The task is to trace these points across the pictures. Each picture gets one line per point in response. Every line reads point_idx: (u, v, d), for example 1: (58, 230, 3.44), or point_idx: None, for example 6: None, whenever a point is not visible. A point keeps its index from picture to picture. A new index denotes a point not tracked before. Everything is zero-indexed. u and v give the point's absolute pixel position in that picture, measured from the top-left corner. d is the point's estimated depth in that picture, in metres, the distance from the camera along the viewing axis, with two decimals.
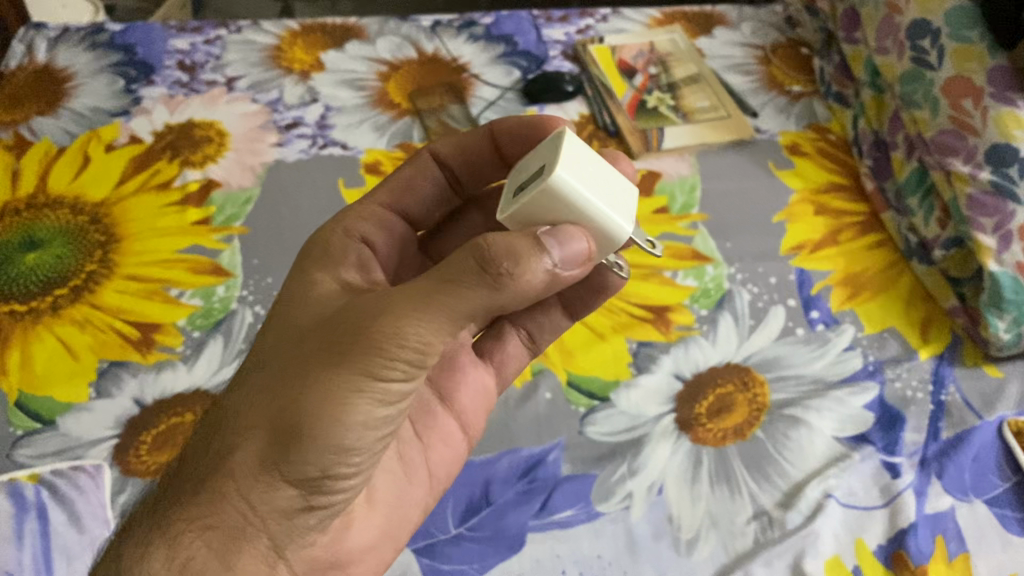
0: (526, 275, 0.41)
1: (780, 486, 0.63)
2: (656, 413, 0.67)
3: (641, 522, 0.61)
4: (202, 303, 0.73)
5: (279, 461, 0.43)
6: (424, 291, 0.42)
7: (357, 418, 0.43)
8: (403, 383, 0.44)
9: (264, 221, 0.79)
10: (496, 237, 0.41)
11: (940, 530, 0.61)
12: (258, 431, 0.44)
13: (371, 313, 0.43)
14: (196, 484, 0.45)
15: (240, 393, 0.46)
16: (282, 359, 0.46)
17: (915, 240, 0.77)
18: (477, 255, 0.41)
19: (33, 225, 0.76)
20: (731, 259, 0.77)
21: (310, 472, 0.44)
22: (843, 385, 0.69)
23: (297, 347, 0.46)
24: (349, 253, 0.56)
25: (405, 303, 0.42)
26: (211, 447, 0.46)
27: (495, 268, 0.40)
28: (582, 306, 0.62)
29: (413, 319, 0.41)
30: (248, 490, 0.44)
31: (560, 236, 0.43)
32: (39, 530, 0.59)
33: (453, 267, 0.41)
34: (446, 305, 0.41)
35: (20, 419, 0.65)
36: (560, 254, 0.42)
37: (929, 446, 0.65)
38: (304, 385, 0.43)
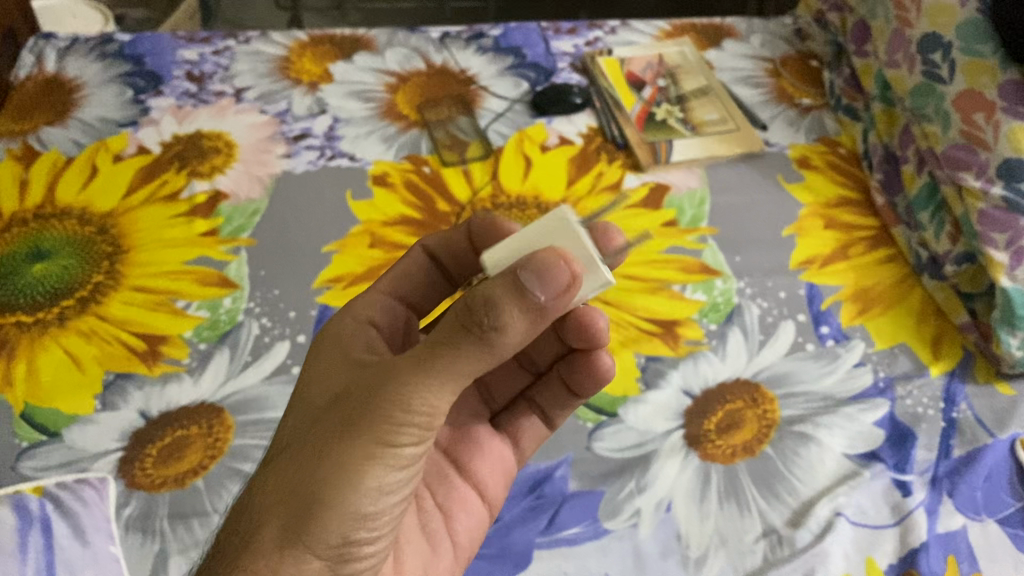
0: (511, 327, 0.42)
1: (789, 504, 0.63)
2: (664, 429, 0.66)
3: (649, 540, 0.61)
4: (208, 315, 0.72)
5: (301, 533, 0.43)
6: (420, 357, 0.44)
7: (374, 484, 0.44)
8: (413, 449, 0.45)
9: (272, 233, 0.79)
10: (478, 292, 0.42)
11: (953, 550, 0.60)
12: (279, 505, 0.43)
13: (377, 385, 0.44)
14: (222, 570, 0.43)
15: (257, 476, 0.46)
16: (293, 439, 0.46)
17: (926, 255, 0.76)
18: (463, 317, 0.42)
19: (42, 236, 0.76)
20: (741, 274, 0.77)
21: (331, 542, 0.43)
22: (854, 401, 0.68)
23: (307, 426, 0.47)
24: (357, 333, 0.55)
25: (409, 369, 0.43)
26: (234, 530, 0.44)
27: (479, 325, 0.42)
28: (584, 384, 0.61)
29: (419, 383, 0.43)
30: (275, 565, 0.42)
31: (539, 269, 0.42)
32: (43, 544, 0.57)
33: (442, 331, 0.43)
34: (446, 365, 0.43)
35: (26, 430, 0.65)
36: (546, 290, 0.41)
37: (941, 464, 0.65)
38: (319, 458, 0.44)
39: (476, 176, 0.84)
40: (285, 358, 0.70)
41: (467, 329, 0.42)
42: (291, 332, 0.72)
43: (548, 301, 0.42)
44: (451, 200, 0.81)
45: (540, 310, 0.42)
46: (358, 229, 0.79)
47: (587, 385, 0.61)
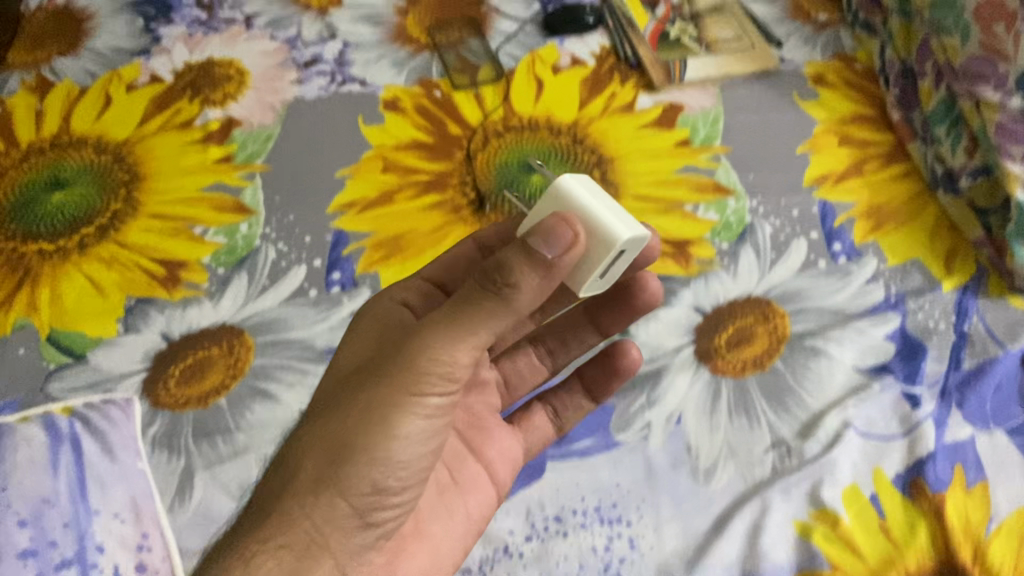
0: (524, 286, 0.42)
1: (799, 416, 0.64)
2: (675, 345, 0.68)
3: (660, 451, 0.63)
4: (225, 240, 0.73)
5: (339, 476, 0.45)
6: (444, 316, 0.45)
7: (401, 432, 0.45)
8: (439, 400, 0.46)
9: (286, 159, 0.79)
10: (494, 257, 0.43)
11: (960, 459, 0.61)
12: (321, 450, 0.45)
13: (406, 342, 0.46)
14: (262, 512, 0.45)
15: (297, 429, 0.48)
16: (330, 395, 0.48)
17: (942, 170, 0.75)
18: (480, 277, 0.43)
19: (60, 165, 0.78)
20: (754, 192, 0.76)
21: (363, 488, 0.45)
22: (865, 316, 0.68)
23: (346, 383, 0.48)
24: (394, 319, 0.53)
25: (432, 328, 0.45)
26: (274, 478, 0.46)
27: (495, 284, 0.43)
28: (601, 386, 0.63)
29: (444, 340, 0.44)
30: (312, 509, 0.44)
31: (545, 228, 0.43)
32: (73, 460, 0.59)
33: (463, 296, 0.44)
34: (465, 322, 0.44)
35: (52, 353, 0.68)
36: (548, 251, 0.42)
37: (951, 376, 0.65)
38: (352, 409, 0.45)
39: (488, 99, 0.83)
40: (302, 281, 0.71)
41: (485, 288, 0.43)
42: (307, 256, 0.72)
43: (555, 259, 0.42)
44: (462, 122, 0.81)
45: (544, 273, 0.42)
46: (370, 153, 0.79)
47: (612, 378, 0.62)
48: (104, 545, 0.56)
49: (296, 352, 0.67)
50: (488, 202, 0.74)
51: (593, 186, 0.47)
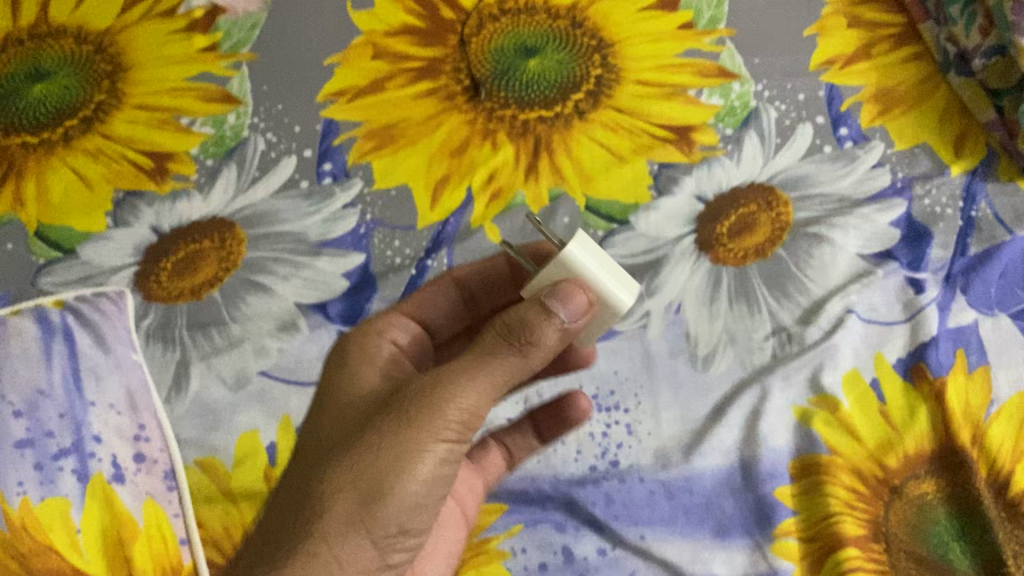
0: (547, 342, 0.41)
1: (800, 303, 0.63)
2: (676, 235, 0.66)
3: (658, 340, 0.62)
4: (213, 131, 0.72)
5: (366, 519, 0.39)
6: (466, 362, 0.41)
7: (425, 475, 0.40)
8: (459, 444, 0.41)
9: (272, 47, 0.76)
10: (512, 311, 0.41)
11: (962, 343, 0.60)
12: (345, 493, 0.39)
13: (422, 383, 0.41)
14: (276, 556, 0.39)
15: (301, 471, 0.41)
16: (331, 438, 0.42)
17: (954, 51, 0.72)
18: (499, 330, 0.41)
19: (39, 56, 0.75)
20: (759, 76, 0.74)
21: (390, 529, 0.40)
22: (870, 201, 0.67)
23: (347, 426, 0.42)
24: (384, 354, 0.48)
25: (456, 372, 0.41)
26: (284, 522, 0.39)
27: (518, 338, 0.41)
28: (551, 429, 0.57)
29: (469, 383, 0.40)
30: (338, 547, 0.39)
31: (561, 291, 0.40)
32: (67, 352, 0.61)
33: (482, 345, 0.41)
34: (488, 371, 0.41)
35: (42, 248, 0.67)
36: (566, 311, 0.40)
37: (956, 261, 0.64)
38: (375, 449, 0.39)
39: None
40: (293, 172, 0.69)
41: (503, 341, 0.41)
42: (297, 147, 0.70)
43: (575, 323, 0.40)
44: (456, 7, 0.76)
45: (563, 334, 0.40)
46: (360, 40, 0.76)
47: (560, 427, 0.57)
48: (101, 435, 0.58)
49: (290, 245, 0.66)
50: (483, 88, 0.72)
51: (591, 242, 0.43)
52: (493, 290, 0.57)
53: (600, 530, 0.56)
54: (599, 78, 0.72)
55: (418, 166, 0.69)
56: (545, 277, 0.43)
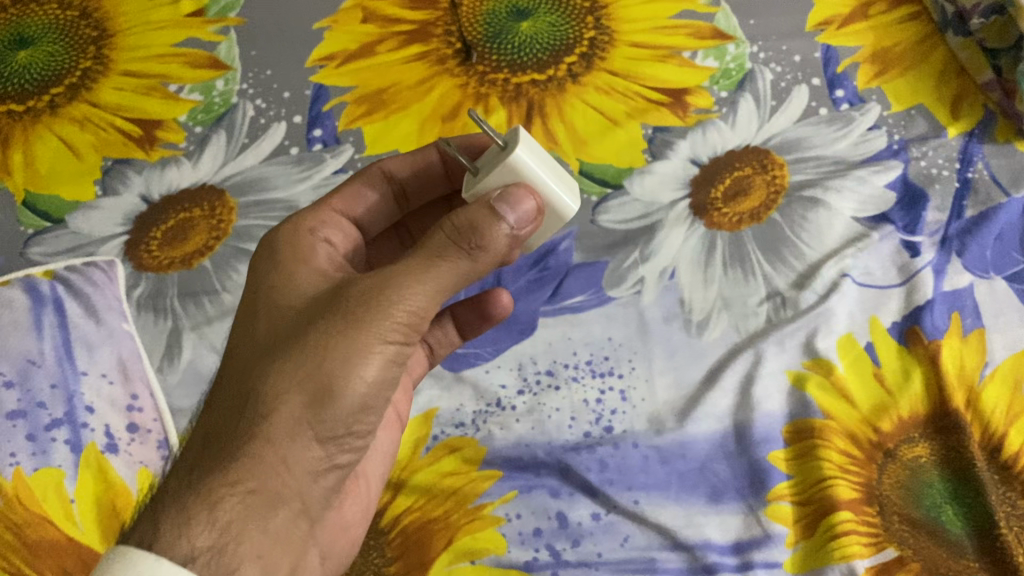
0: (496, 246, 0.42)
1: (795, 267, 0.62)
2: (670, 200, 0.66)
3: (652, 306, 0.62)
4: (202, 98, 0.71)
5: (313, 419, 0.41)
6: (412, 265, 0.42)
7: (371, 377, 0.42)
8: (404, 347, 0.43)
9: (260, 12, 0.75)
10: (462, 214, 0.42)
11: (957, 306, 0.60)
12: (291, 394, 0.40)
13: (367, 286, 0.42)
14: (225, 450, 0.40)
15: (245, 373, 0.42)
16: (274, 339, 0.42)
17: (952, 11, 0.70)
18: (448, 232, 0.42)
19: (24, 22, 0.74)
20: (755, 38, 0.73)
21: (336, 428, 0.42)
22: (867, 164, 0.66)
23: (289, 327, 0.42)
24: (318, 254, 0.48)
25: (402, 276, 0.41)
26: (232, 419, 0.41)
27: (468, 243, 0.41)
28: (473, 327, 0.59)
29: (415, 286, 0.41)
30: (287, 447, 0.40)
31: (510, 197, 0.42)
32: (57, 322, 0.60)
33: (428, 246, 0.42)
34: (435, 275, 0.41)
35: (30, 219, 0.66)
36: (515, 216, 0.42)
37: (952, 224, 0.63)
38: (321, 351, 0.40)
39: None
40: (284, 139, 0.68)
41: (450, 244, 0.41)
42: (287, 113, 0.69)
43: (522, 229, 0.42)
44: None
45: (513, 238, 0.42)
46: (350, 4, 0.74)
47: (483, 323, 0.59)
48: (94, 405, 0.58)
49: (281, 213, 0.65)
50: (474, 52, 0.71)
51: (534, 144, 0.44)
52: (424, 186, 0.56)
53: (594, 495, 0.56)
54: (592, 40, 0.71)
55: (409, 131, 0.68)
56: (490, 182, 0.44)
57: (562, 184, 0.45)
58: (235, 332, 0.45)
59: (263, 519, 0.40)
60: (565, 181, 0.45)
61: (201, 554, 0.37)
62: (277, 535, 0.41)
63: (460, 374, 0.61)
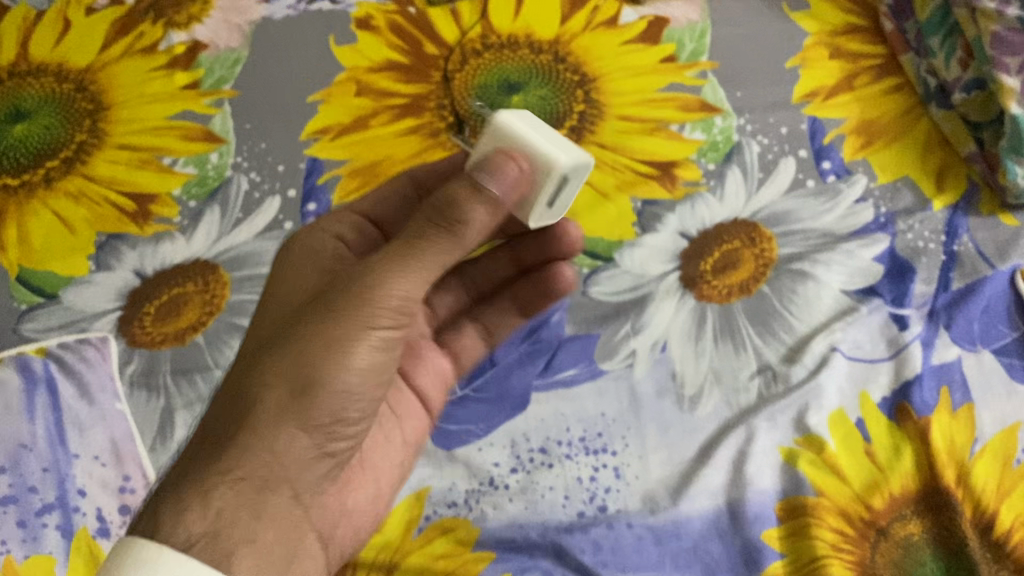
0: (476, 221, 0.44)
1: (785, 341, 0.63)
2: (660, 272, 0.66)
3: (644, 380, 0.63)
4: (195, 171, 0.71)
5: (298, 408, 0.43)
6: (396, 250, 0.44)
7: (358, 362, 0.44)
8: (392, 332, 0.45)
9: (256, 85, 0.76)
10: (442, 193, 0.44)
11: (946, 381, 0.60)
12: (278, 382, 0.42)
13: (355, 274, 0.45)
14: (216, 440, 0.42)
15: (241, 367, 0.44)
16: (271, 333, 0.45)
17: (934, 84, 0.72)
18: (429, 213, 0.44)
19: (19, 95, 0.74)
20: (741, 110, 0.74)
21: (323, 417, 0.44)
22: (854, 237, 0.67)
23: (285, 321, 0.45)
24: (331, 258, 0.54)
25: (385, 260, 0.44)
26: (226, 411, 0.43)
27: (447, 219, 0.44)
28: (536, 305, 0.64)
29: (397, 271, 0.44)
30: (272, 439, 0.42)
31: (490, 163, 0.44)
32: (50, 403, 0.61)
33: (410, 231, 0.45)
34: (417, 256, 0.44)
35: (23, 294, 0.66)
36: (494, 180, 0.44)
37: (939, 297, 0.64)
38: (306, 338, 0.43)
39: (464, 16, 0.78)
40: (277, 213, 0.69)
41: (433, 222, 0.44)
42: (281, 186, 0.70)
43: (503, 195, 0.44)
44: (438, 42, 0.76)
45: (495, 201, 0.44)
46: (343, 77, 0.75)
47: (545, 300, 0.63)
48: (86, 488, 0.58)
49: None
50: (466, 126, 0.72)
51: (531, 120, 0.47)
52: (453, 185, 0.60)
53: None
54: (582, 114, 0.73)
55: None
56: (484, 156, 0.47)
57: (556, 145, 0.45)
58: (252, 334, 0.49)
59: (255, 505, 0.42)
60: (564, 146, 0.46)
61: (196, 541, 0.39)
62: (271, 524, 0.42)
63: (454, 452, 0.61)
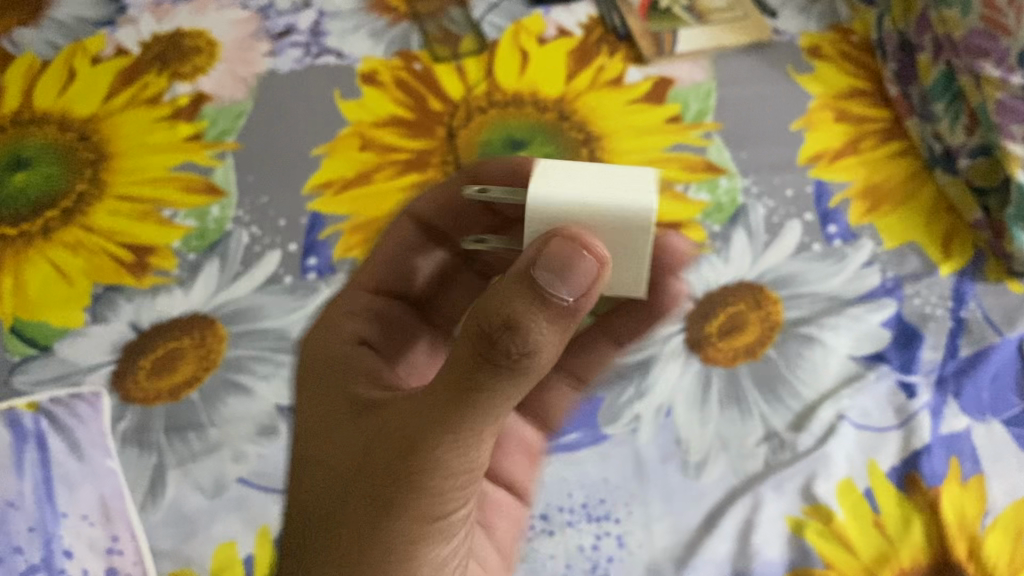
0: (540, 348, 0.35)
1: (792, 407, 0.62)
2: (665, 332, 0.65)
3: (649, 446, 0.61)
4: (196, 224, 0.71)
5: None
6: (442, 414, 0.36)
7: (421, 560, 0.38)
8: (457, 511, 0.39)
9: (259, 136, 0.75)
10: (493, 312, 0.35)
11: (956, 450, 0.59)
12: None
13: (397, 447, 0.37)
14: None
15: (290, 521, 0.41)
16: (319, 512, 0.39)
17: (939, 148, 0.72)
18: (477, 346, 0.35)
19: (21, 143, 0.74)
20: (746, 170, 0.73)
21: None
22: (860, 302, 0.66)
23: (327, 499, 0.39)
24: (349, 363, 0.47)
25: (430, 428, 0.36)
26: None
27: (506, 355, 0.35)
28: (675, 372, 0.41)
29: (452, 444, 0.36)
30: None
31: (554, 260, 0.35)
32: (39, 459, 0.59)
33: (454, 381, 0.36)
34: (470, 417, 0.36)
35: (17, 345, 0.65)
36: (567, 287, 0.35)
37: (947, 364, 0.63)
38: (359, 548, 0.37)
39: (470, 72, 0.78)
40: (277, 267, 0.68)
41: (491, 360, 0.35)
42: (281, 241, 0.69)
43: (574, 301, 0.35)
44: (444, 98, 0.76)
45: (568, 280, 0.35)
46: (347, 130, 0.75)
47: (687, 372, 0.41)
48: (72, 548, 0.56)
49: (271, 342, 0.64)
50: None
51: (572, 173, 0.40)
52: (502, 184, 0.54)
53: None
54: None
55: None
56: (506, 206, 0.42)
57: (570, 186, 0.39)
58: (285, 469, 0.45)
59: None
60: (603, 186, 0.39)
61: None
62: None
63: None
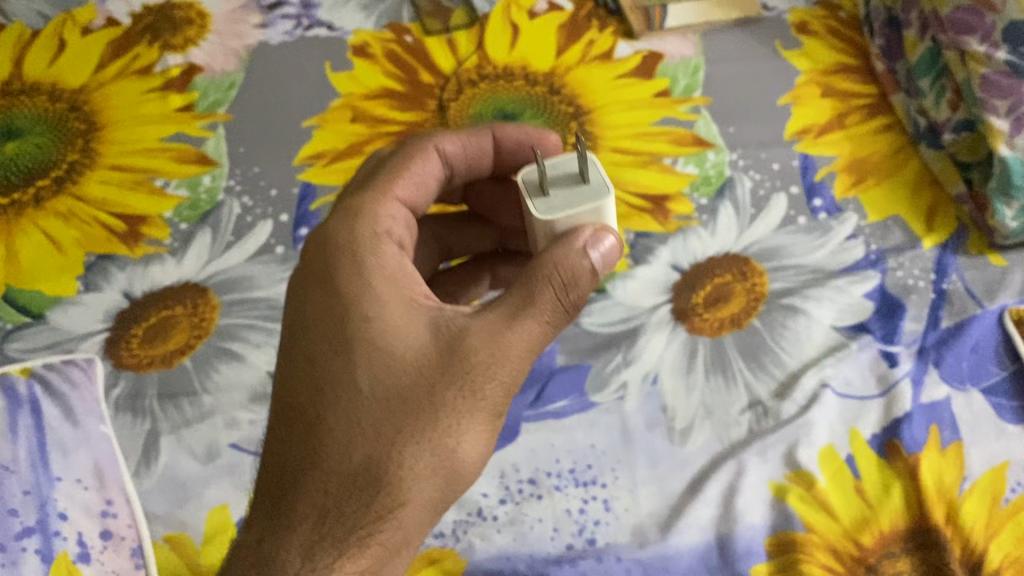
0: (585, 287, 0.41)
1: (775, 376, 0.63)
2: (652, 303, 0.66)
3: (636, 412, 0.62)
4: (188, 194, 0.71)
5: (439, 498, 0.40)
6: (522, 319, 0.40)
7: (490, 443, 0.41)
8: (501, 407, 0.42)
9: (250, 108, 0.76)
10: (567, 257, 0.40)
11: (936, 419, 0.60)
12: (420, 455, 0.39)
13: (484, 335, 0.40)
14: (343, 491, 0.38)
15: (345, 401, 0.40)
16: (399, 390, 0.39)
17: (924, 124, 0.73)
18: (554, 275, 0.40)
19: (12, 113, 0.74)
20: (734, 145, 0.74)
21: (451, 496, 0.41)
22: (844, 274, 0.67)
23: (407, 380, 0.39)
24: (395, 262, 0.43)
25: (515, 326, 0.40)
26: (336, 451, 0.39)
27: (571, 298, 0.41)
28: None
29: (527, 340, 0.40)
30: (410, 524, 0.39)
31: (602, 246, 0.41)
32: (33, 424, 0.60)
33: (530, 297, 0.40)
34: (536, 327, 0.40)
35: (9, 312, 0.66)
36: (603, 256, 0.41)
37: (928, 335, 0.64)
38: (450, 425, 0.39)
39: (461, 45, 0.79)
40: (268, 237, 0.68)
41: (561, 285, 0.40)
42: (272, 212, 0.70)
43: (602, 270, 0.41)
44: (435, 71, 0.77)
45: (591, 276, 0.41)
46: (338, 103, 0.76)
47: None
48: (67, 512, 0.57)
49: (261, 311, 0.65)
50: None
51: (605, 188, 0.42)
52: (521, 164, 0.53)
53: None
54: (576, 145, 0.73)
55: None
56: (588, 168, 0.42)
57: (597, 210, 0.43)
58: (298, 351, 0.41)
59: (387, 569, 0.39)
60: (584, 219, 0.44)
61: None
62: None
63: None
